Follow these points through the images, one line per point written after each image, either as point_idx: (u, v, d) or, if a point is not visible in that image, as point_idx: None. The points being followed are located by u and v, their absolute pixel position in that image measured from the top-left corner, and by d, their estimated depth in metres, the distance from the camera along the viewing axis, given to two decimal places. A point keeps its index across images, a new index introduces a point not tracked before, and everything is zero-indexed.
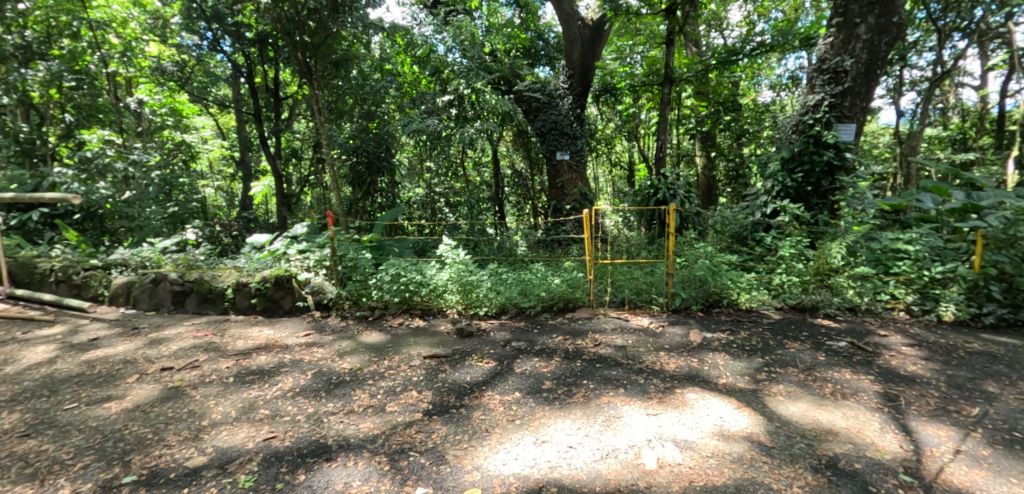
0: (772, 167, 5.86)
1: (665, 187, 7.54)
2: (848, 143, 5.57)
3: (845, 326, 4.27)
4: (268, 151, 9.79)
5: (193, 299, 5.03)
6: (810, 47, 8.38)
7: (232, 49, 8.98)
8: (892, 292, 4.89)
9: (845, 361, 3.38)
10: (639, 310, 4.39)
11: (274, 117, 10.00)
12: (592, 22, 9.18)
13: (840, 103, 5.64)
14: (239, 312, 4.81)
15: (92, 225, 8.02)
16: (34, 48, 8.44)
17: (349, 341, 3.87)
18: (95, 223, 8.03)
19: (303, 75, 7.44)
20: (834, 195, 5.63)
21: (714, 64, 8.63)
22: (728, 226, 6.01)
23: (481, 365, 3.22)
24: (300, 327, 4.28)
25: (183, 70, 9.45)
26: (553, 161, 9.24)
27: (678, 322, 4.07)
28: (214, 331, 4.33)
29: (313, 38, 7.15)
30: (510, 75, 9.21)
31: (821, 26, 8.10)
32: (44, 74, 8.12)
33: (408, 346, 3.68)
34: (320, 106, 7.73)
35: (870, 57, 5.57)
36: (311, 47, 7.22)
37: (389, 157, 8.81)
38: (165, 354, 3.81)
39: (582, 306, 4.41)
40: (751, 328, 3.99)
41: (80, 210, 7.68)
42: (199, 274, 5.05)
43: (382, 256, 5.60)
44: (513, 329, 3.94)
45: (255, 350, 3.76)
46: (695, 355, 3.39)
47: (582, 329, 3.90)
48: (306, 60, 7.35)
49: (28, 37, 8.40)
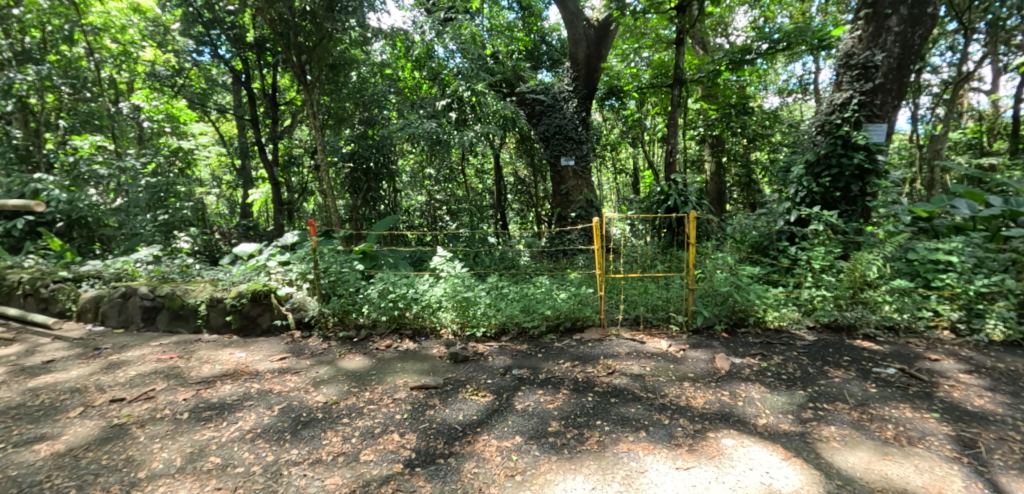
0: (795, 171, 5.37)
1: (676, 194, 7.12)
2: (880, 144, 5.08)
3: (889, 348, 3.79)
4: (263, 157, 9.41)
5: (163, 316, 4.58)
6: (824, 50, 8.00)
7: (229, 54, 8.66)
8: (935, 308, 4.39)
9: (900, 394, 2.91)
10: (656, 330, 3.90)
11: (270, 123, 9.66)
12: (598, 22, 8.57)
13: (871, 101, 5.16)
14: (213, 331, 4.36)
15: (80, 234, 7.57)
16: (31, 54, 8.21)
17: (328, 367, 3.42)
18: (82, 231, 7.59)
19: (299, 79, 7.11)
20: (865, 201, 5.14)
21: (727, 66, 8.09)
22: (748, 235, 5.54)
23: (476, 400, 2.76)
24: (276, 349, 3.84)
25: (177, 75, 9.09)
26: (557, 167, 8.80)
27: (700, 345, 3.60)
28: (181, 354, 3.90)
29: (306, 40, 6.81)
30: (513, 78, 8.80)
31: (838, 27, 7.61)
32: (35, 77, 7.83)
33: (394, 374, 3.23)
34: (315, 110, 7.37)
35: (902, 51, 5.11)
36: (306, 49, 6.90)
37: (387, 163, 8.42)
38: (120, 383, 3.37)
39: (591, 326, 3.91)
40: (784, 352, 3.51)
41: (62, 217, 7.30)
42: (171, 288, 4.60)
43: (373, 268, 5.15)
44: (514, 354, 3.48)
45: (221, 377, 3.31)
46: (724, 387, 2.92)
47: (592, 353, 3.43)
48: (301, 63, 7.04)
49: (26, 43, 8.25)
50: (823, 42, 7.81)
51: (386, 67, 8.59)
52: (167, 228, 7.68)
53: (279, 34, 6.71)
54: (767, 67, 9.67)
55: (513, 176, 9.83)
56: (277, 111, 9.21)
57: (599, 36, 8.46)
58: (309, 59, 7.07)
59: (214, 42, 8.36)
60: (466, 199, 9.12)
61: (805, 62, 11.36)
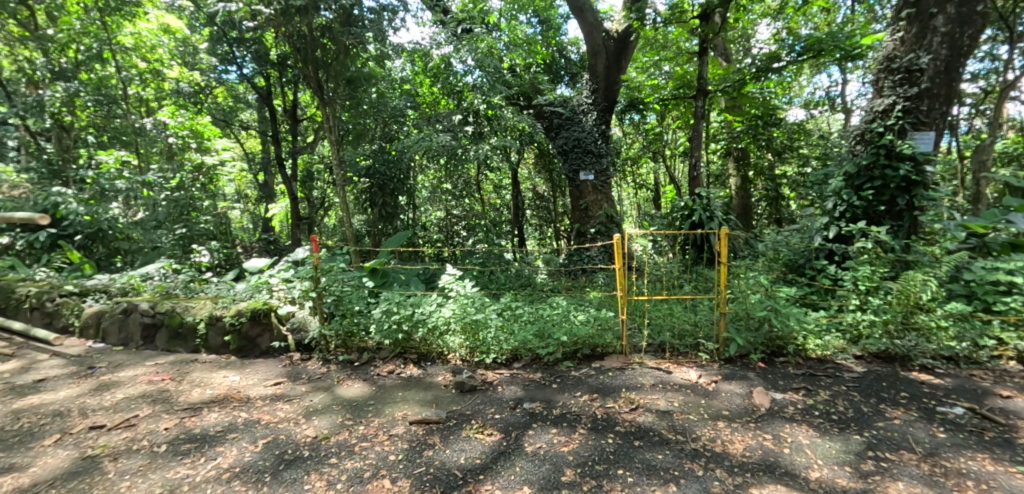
0: (833, 184, 4.97)
1: (701, 209, 6.78)
2: (928, 154, 4.64)
3: (951, 382, 3.36)
4: (282, 172, 9.38)
5: (162, 334, 4.39)
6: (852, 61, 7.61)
7: (252, 72, 8.64)
8: (999, 335, 3.92)
9: (975, 441, 2.50)
10: (684, 358, 3.54)
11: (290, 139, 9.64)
12: (617, 34, 8.36)
13: (917, 107, 4.74)
14: (211, 351, 4.14)
15: (100, 247, 7.39)
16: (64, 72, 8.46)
17: (324, 394, 3.16)
18: (103, 244, 7.42)
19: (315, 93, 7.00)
20: (913, 217, 4.70)
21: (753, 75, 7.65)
22: (781, 253, 5.18)
23: (480, 440, 2.46)
24: (272, 372, 3.59)
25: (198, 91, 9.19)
26: (576, 182, 8.51)
27: (735, 377, 3.23)
28: (174, 376, 3.68)
29: (325, 55, 6.72)
30: (530, 90, 8.57)
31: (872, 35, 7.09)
32: (64, 94, 8.15)
33: (393, 404, 2.94)
34: (331, 124, 7.28)
35: (951, 53, 4.68)
36: (323, 64, 6.82)
37: (402, 178, 8.28)
38: (105, 407, 3.16)
39: (612, 353, 3.56)
40: (831, 386, 3.13)
41: (84, 232, 7.24)
42: (171, 305, 4.42)
43: (383, 285, 4.94)
44: (526, 383, 3.16)
45: (209, 404, 3.08)
46: (765, 428, 2.56)
47: (613, 385, 3.10)
48: (318, 78, 6.95)
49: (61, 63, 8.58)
50: (852, 51, 7.41)
51: (405, 82, 8.57)
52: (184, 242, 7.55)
53: (296, 49, 6.63)
54: (792, 78, 9.31)
55: (532, 191, 9.59)
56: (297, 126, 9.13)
57: (618, 47, 8.19)
58: (326, 74, 6.99)
59: (240, 61, 8.36)
60: (482, 214, 8.91)
61: (830, 74, 11.04)
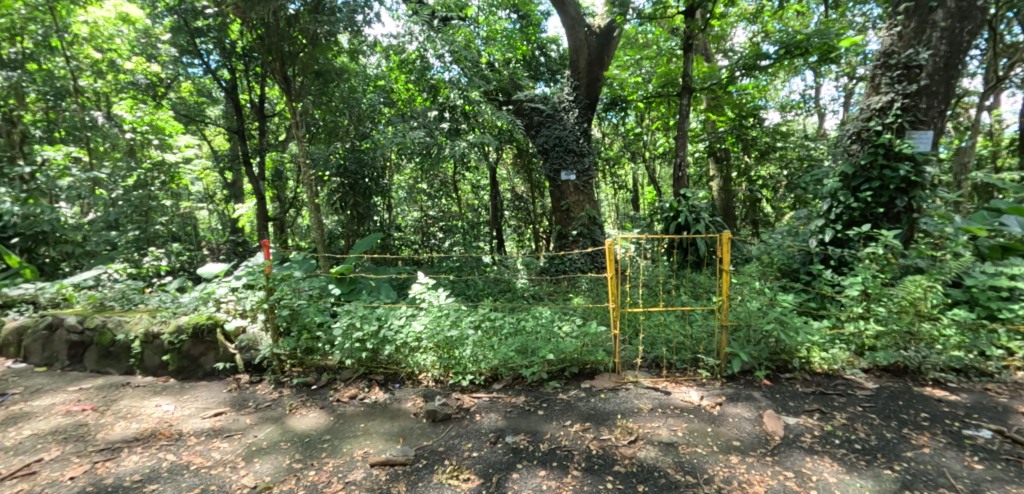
0: (829, 184, 4.71)
1: (687, 211, 6.52)
2: (927, 154, 4.42)
3: (968, 398, 3.10)
4: (247, 170, 8.77)
5: (92, 353, 3.85)
6: (834, 63, 7.46)
7: (217, 64, 8.07)
8: (1008, 345, 3.70)
9: (1016, 473, 2.22)
10: (682, 376, 3.20)
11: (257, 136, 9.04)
12: (600, 28, 8.03)
13: (915, 105, 4.52)
14: (147, 373, 3.62)
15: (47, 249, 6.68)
16: None
17: (271, 426, 2.72)
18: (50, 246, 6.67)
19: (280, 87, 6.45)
20: (911, 219, 4.48)
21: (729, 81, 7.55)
22: (774, 257, 4.92)
23: (454, 491, 2.10)
24: (216, 398, 3.12)
25: (157, 84, 8.43)
26: (557, 182, 8.09)
27: (740, 397, 2.91)
28: (98, 404, 3.18)
29: (293, 46, 6.21)
30: (510, 86, 8.14)
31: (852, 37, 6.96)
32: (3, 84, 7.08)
33: (351, 439, 2.53)
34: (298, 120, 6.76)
35: (950, 49, 4.48)
36: (290, 56, 6.32)
37: (376, 175, 7.62)
38: (6, 447, 2.66)
39: (603, 372, 3.19)
40: (846, 407, 2.83)
41: (22, 233, 6.37)
42: (102, 320, 3.87)
43: (353, 294, 4.54)
44: (508, 410, 2.78)
45: (132, 444, 2.62)
46: (783, 463, 2.25)
47: (607, 410, 2.75)
48: (285, 71, 6.44)
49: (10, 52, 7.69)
50: (832, 54, 7.28)
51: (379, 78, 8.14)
52: (140, 242, 6.80)
53: (260, 39, 6.10)
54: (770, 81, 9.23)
55: (511, 191, 9.24)
56: (263, 122, 8.54)
57: (601, 43, 7.86)
58: (294, 66, 6.49)
59: (204, 54, 7.82)
60: (459, 215, 8.49)
61: (805, 78, 11.04)
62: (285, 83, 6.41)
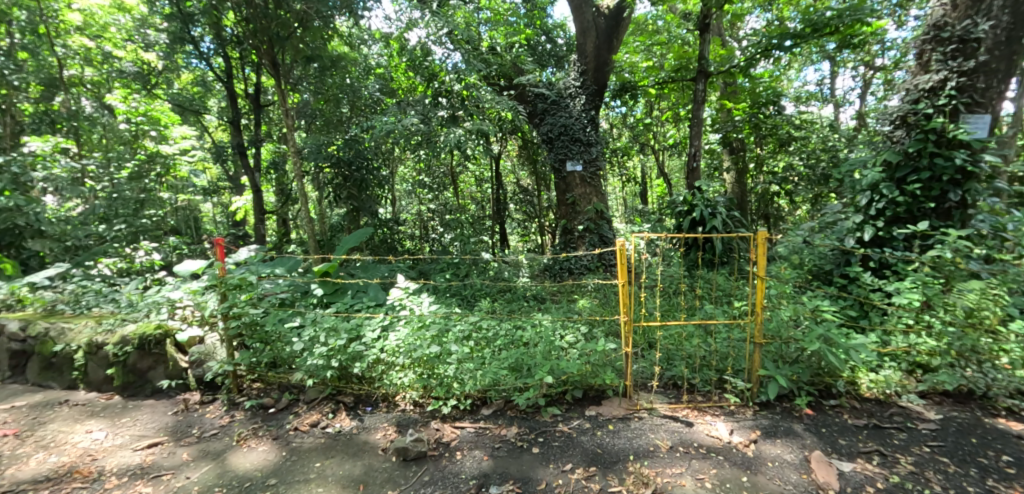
0: (871, 176, 4.14)
1: (702, 205, 6.01)
2: (985, 140, 3.86)
3: None
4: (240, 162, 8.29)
5: (34, 364, 3.40)
6: (860, 48, 6.77)
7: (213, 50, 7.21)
8: None
9: None
10: (706, 401, 2.70)
11: (254, 127, 8.39)
12: (609, 9, 7.44)
13: (972, 84, 3.96)
14: (90, 388, 3.16)
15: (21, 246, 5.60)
16: None
17: (212, 464, 2.28)
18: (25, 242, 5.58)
19: (269, 71, 5.94)
20: (965, 216, 3.95)
21: (744, 66, 6.99)
22: (805, 256, 4.41)
23: None
24: (159, 423, 2.68)
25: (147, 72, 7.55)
26: (563, 174, 7.54)
27: (778, 432, 2.43)
28: (24, 428, 2.73)
29: (283, 29, 5.70)
30: (513, 71, 7.59)
31: (872, 24, 6.41)
32: None
33: (302, 485, 2.12)
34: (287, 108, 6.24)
35: (1013, 20, 3.92)
36: (278, 39, 5.82)
37: (371, 165, 7.07)
38: None
39: (613, 396, 2.68)
40: (908, 447, 2.36)
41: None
42: (45, 327, 3.40)
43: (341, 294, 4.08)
44: (495, 446, 2.33)
45: (45, 485, 2.18)
46: None
47: (618, 450, 2.28)
48: (274, 55, 5.94)
49: None
50: (862, 37, 6.57)
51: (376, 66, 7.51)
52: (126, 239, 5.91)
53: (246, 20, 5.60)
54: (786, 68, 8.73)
55: (515, 184, 8.73)
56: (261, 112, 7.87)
57: (611, 24, 7.34)
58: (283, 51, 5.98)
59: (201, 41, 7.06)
60: (460, 208, 8.00)
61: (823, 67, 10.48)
62: (273, 67, 5.90)
